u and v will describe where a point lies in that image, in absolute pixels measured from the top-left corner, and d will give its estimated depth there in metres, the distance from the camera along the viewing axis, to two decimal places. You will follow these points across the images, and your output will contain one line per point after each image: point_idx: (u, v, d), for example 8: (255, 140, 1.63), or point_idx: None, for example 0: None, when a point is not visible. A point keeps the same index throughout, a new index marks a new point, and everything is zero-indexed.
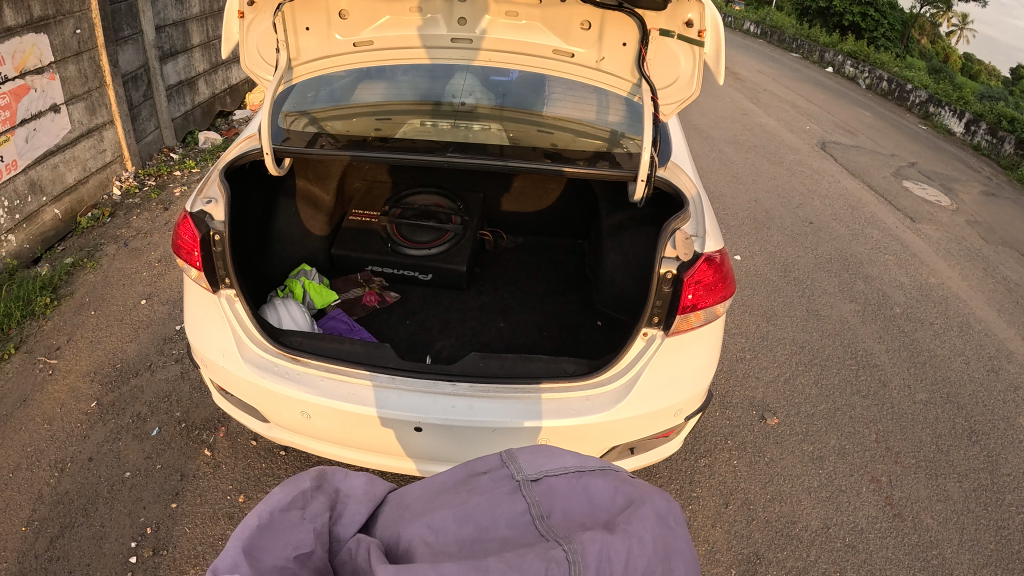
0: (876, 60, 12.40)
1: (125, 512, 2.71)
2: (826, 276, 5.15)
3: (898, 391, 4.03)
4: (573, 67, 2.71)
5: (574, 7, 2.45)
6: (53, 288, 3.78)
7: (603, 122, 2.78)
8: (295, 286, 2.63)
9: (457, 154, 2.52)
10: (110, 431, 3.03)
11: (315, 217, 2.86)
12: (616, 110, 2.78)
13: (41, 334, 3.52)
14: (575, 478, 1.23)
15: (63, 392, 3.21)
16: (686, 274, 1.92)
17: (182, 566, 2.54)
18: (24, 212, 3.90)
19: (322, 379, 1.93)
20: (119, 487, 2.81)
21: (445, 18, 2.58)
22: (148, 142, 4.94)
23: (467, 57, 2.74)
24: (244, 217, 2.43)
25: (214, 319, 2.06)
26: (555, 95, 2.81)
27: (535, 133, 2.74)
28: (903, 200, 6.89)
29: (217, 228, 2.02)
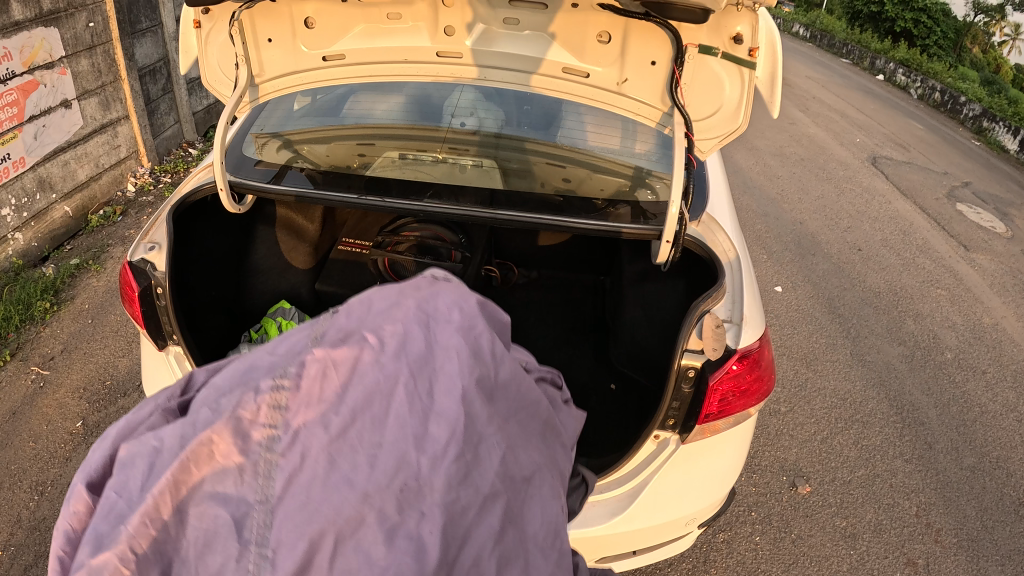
0: (928, 69, 11.73)
1: None
2: (873, 313, 4.78)
3: (943, 455, 3.69)
4: (590, 89, 2.17)
5: (590, 14, 1.93)
6: (55, 291, 3.67)
7: (626, 156, 2.25)
8: (271, 328, 2.43)
9: (440, 201, 2.14)
10: None
11: (294, 247, 2.64)
12: (644, 141, 2.25)
13: (42, 343, 3.41)
14: (361, 295, 1.13)
15: (52, 408, 3.09)
16: (712, 375, 1.55)
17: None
18: (33, 210, 3.78)
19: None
20: None
21: (428, 26, 2.12)
22: (167, 136, 4.81)
23: (451, 71, 2.24)
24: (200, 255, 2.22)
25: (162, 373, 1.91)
26: (569, 122, 2.28)
27: (544, 166, 2.26)
28: (957, 226, 6.41)
29: (160, 278, 1.81)
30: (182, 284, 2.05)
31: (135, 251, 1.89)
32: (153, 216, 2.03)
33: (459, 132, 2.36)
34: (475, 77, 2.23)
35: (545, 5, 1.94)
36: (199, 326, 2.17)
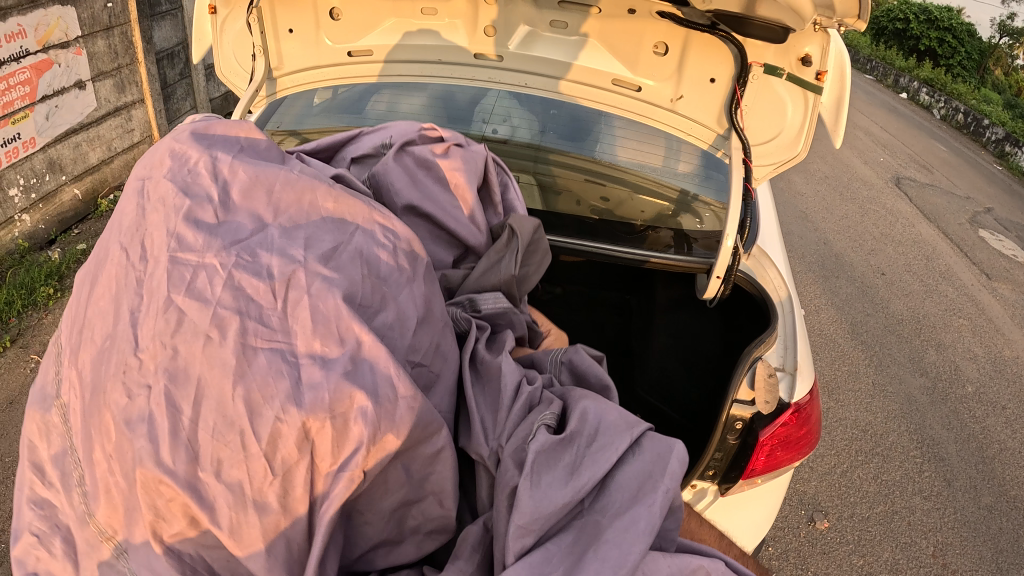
0: (952, 89, 11.57)
1: None
2: (894, 341, 4.67)
3: (962, 493, 3.58)
4: (641, 104, 2.07)
5: (648, 23, 1.85)
6: (60, 277, 3.57)
7: (669, 176, 2.11)
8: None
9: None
10: None
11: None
12: (688, 159, 2.10)
13: (47, 329, 3.31)
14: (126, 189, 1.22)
15: None
16: (762, 430, 1.49)
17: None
18: (41, 192, 3.68)
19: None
20: None
21: (466, 25, 2.03)
22: (182, 121, 4.71)
23: (492, 74, 2.14)
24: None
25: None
26: (611, 136, 2.14)
27: (582, 183, 2.13)
28: (979, 252, 6.27)
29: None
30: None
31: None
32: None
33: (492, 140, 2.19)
34: (518, 83, 2.14)
35: (597, 9, 1.86)
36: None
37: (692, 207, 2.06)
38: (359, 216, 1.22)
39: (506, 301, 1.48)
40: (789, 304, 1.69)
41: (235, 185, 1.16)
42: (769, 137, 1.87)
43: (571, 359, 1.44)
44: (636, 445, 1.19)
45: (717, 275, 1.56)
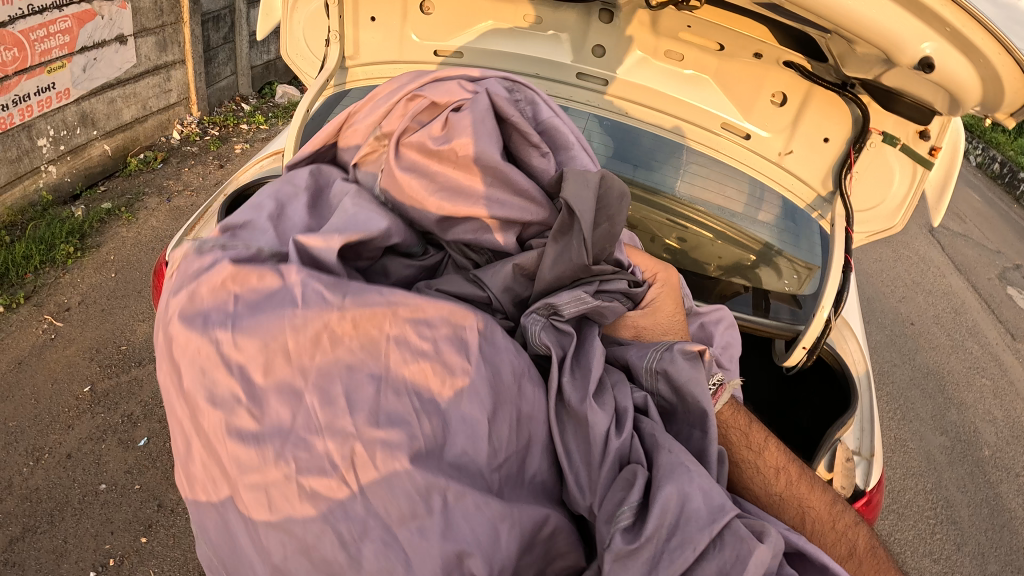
0: (991, 137, 11.37)
1: (91, 533, 2.40)
2: (917, 396, 4.56)
3: (973, 562, 3.49)
4: (745, 151, 1.96)
5: (771, 70, 1.77)
6: (81, 236, 3.46)
7: (749, 227, 2.01)
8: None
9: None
10: (97, 427, 2.71)
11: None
12: (768, 208, 2.00)
13: (65, 290, 3.21)
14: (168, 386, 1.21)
15: (59, 365, 2.89)
16: None
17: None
18: (71, 145, 3.57)
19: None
20: (91, 499, 2.49)
21: (573, 41, 1.94)
22: (220, 86, 4.59)
23: (592, 96, 2.02)
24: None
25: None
26: (698, 176, 2.03)
27: (663, 224, 2.05)
28: (1008, 311, 6.14)
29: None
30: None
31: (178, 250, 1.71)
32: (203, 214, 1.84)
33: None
34: (617, 110, 2.01)
35: (718, 45, 1.78)
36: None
37: (772, 261, 1.99)
38: (382, 320, 1.17)
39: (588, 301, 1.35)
40: (869, 382, 1.64)
41: (247, 365, 1.12)
42: (869, 205, 1.85)
43: (665, 372, 1.33)
44: (718, 536, 1.07)
45: (803, 344, 1.58)
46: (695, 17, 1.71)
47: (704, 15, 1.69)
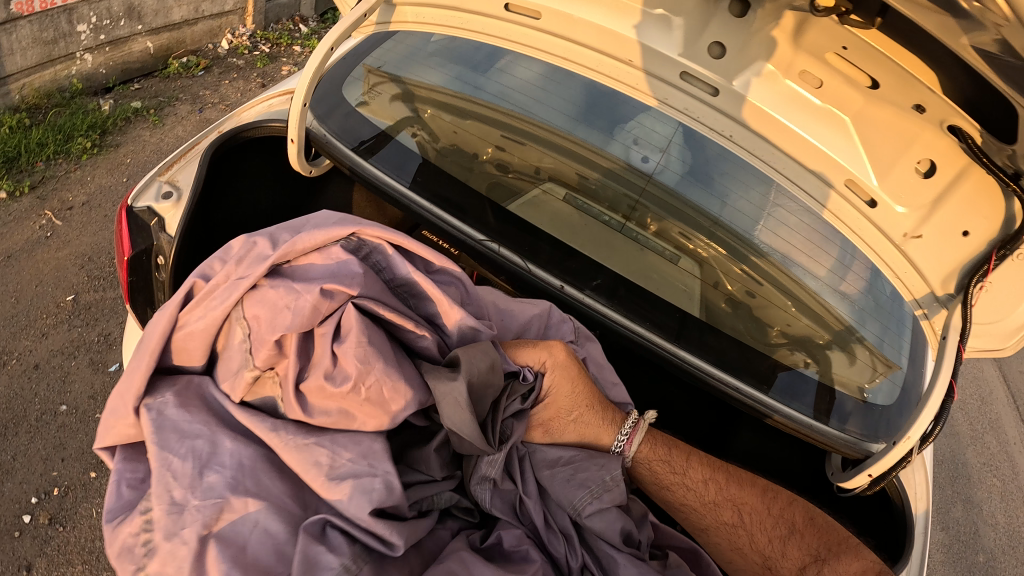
0: None
1: (41, 456, 2.23)
2: None
3: None
4: (865, 224, 1.39)
5: (927, 129, 1.26)
6: (102, 132, 3.28)
7: (829, 293, 1.50)
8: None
9: (599, 297, 1.57)
10: (72, 341, 2.52)
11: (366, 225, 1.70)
12: (854, 278, 1.48)
13: (76, 187, 3.04)
14: None
15: (47, 266, 2.73)
16: None
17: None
18: (112, 36, 3.40)
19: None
20: (49, 418, 2.31)
21: (689, 28, 1.28)
22: (280, 4, 4.33)
23: (670, 107, 1.39)
24: (247, 212, 1.59)
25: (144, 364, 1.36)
26: (795, 228, 1.47)
27: (733, 274, 1.53)
28: None
29: (162, 240, 1.27)
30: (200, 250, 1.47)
31: (143, 195, 1.33)
32: (187, 151, 1.43)
33: (641, 179, 1.58)
34: (706, 129, 1.37)
35: (869, 79, 1.22)
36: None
37: (846, 344, 1.50)
38: None
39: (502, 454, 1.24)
40: (926, 525, 1.47)
41: None
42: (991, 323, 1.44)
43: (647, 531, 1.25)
44: None
45: (869, 472, 1.38)
46: (860, 40, 1.17)
47: (871, 40, 1.16)
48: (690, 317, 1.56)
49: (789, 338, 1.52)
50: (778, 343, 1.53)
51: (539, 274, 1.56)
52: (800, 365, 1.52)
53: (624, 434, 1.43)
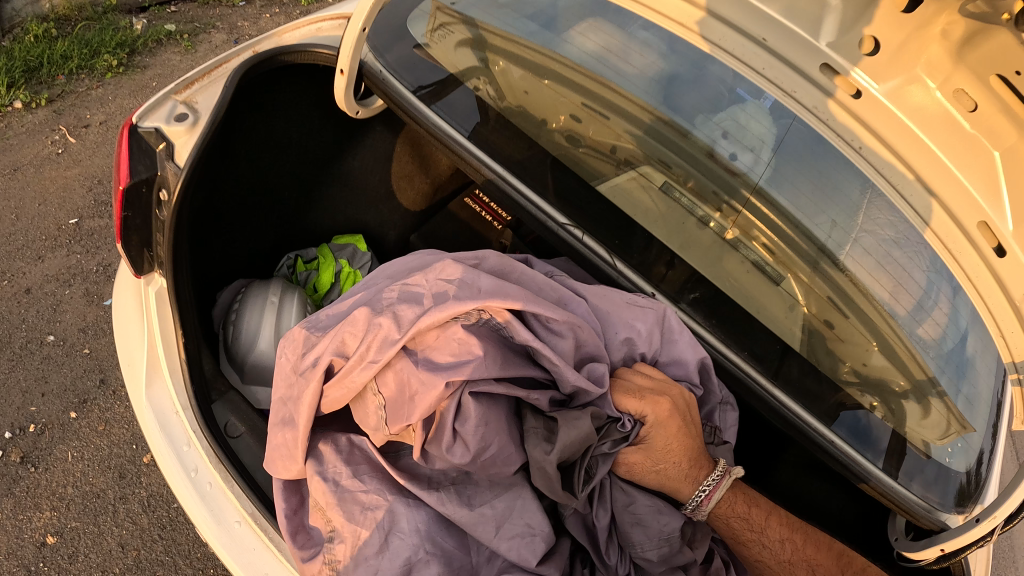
0: None
1: (20, 388, 2.06)
2: None
3: None
4: (985, 272, 0.90)
5: None
6: (130, 51, 3.07)
7: (915, 340, 1.02)
8: (326, 271, 1.32)
9: (696, 311, 1.14)
10: (68, 268, 2.33)
11: (411, 177, 1.42)
12: (935, 323, 1.02)
13: (102, 107, 2.84)
14: None
15: (53, 185, 2.55)
16: None
17: (42, 526, 1.85)
18: None
19: (236, 522, 0.97)
20: (33, 348, 2.14)
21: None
22: None
23: (802, 107, 0.91)
24: (285, 147, 1.25)
25: (134, 317, 1.09)
26: (902, 253, 0.98)
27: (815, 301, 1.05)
28: None
29: (167, 172, 0.96)
30: (209, 188, 1.13)
31: (153, 111, 0.98)
32: (212, 66, 1.07)
33: (751, 183, 1.03)
34: (835, 138, 0.91)
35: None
36: (218, 249, 1.23)
37: (925, 398, 1.05)
38: None
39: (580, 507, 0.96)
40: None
41: None
42: None
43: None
44: None
45: (941, 547, 1.03)
46: None
47: None
48: (790, 352, 1.10)
49: (862, 375, 1.07)
50: (849, 377, 1.08)
51: (620, 270, 1.16)
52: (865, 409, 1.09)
53: (705, 486, 1.06)
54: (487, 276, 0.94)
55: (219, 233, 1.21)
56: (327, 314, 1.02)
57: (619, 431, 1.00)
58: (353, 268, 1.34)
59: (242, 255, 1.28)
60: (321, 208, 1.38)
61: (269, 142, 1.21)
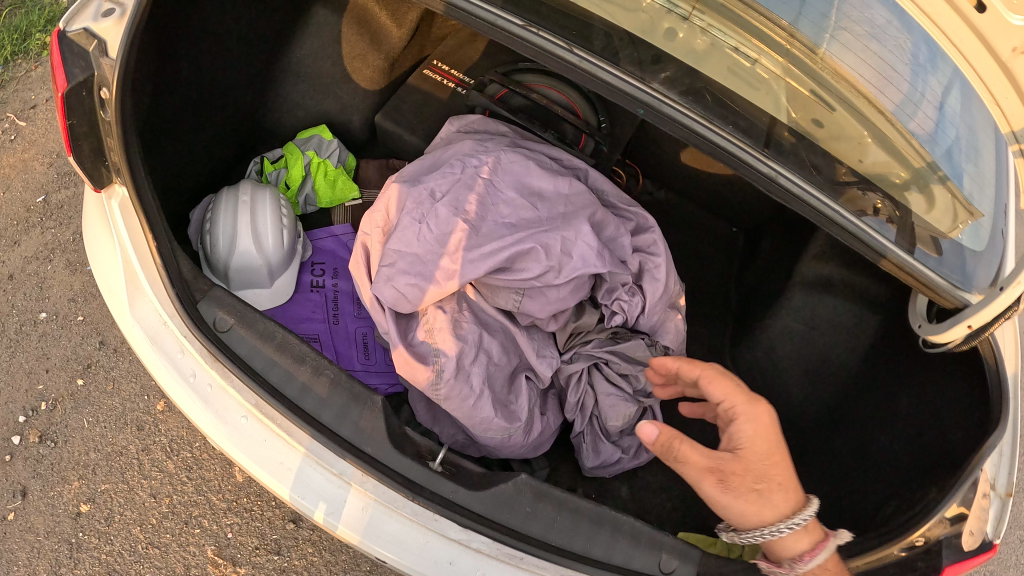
0: None
1: (23, 369, 1.68)
2: None
3: None
4: (969, 35, 0.96)
5: None
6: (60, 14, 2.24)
7: (914, 133, 0.96)
8: (296, 165, 1.28)
9: (669, 91, 0.88)
10: (22, 235, 1.83)
11: (365, 55, 1.35)
12: (928, 111, 0.97)
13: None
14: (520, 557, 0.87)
15: (11, 171, 1.92)
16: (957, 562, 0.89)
17: (74, 498, 1.56)
18: None
19: (243, 417, 0.89)
20: (30, 329, 1.72)
21: None
22: None
23: None
24: (226, 42, 1.14)
25: (99, 229, 0.98)
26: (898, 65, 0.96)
27: (807, 98, 0.94)
28: None
29: (105, 67, 0.86)
30: (159, 93, 1.03)
31: (79, 13, 0.88)
32: None
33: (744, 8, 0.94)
34: None
35: None
36: (191, 157, 1.17)
37: (929, 186, 0.96)
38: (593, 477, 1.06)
39: (580, 366, 1.02)
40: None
41: None
42: None
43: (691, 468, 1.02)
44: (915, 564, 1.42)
45: (966, 325, 0.89)
46: None
47: None
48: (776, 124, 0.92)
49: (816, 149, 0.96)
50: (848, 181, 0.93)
51: (577, 53, 0.87)
52: (872, 213, 0.92)
53: (793, 523, 0.86)
54: (541, 227, 0.90)
55: (184, 142, 1.14)
56: (472, 202, 0.90)
57: (613, 329, 1.02)
58: (323, 158, 1.31)
59: (210, 164, 1.23)
60: (278, 108, 1.32)
61: (208, 37, 1.10)
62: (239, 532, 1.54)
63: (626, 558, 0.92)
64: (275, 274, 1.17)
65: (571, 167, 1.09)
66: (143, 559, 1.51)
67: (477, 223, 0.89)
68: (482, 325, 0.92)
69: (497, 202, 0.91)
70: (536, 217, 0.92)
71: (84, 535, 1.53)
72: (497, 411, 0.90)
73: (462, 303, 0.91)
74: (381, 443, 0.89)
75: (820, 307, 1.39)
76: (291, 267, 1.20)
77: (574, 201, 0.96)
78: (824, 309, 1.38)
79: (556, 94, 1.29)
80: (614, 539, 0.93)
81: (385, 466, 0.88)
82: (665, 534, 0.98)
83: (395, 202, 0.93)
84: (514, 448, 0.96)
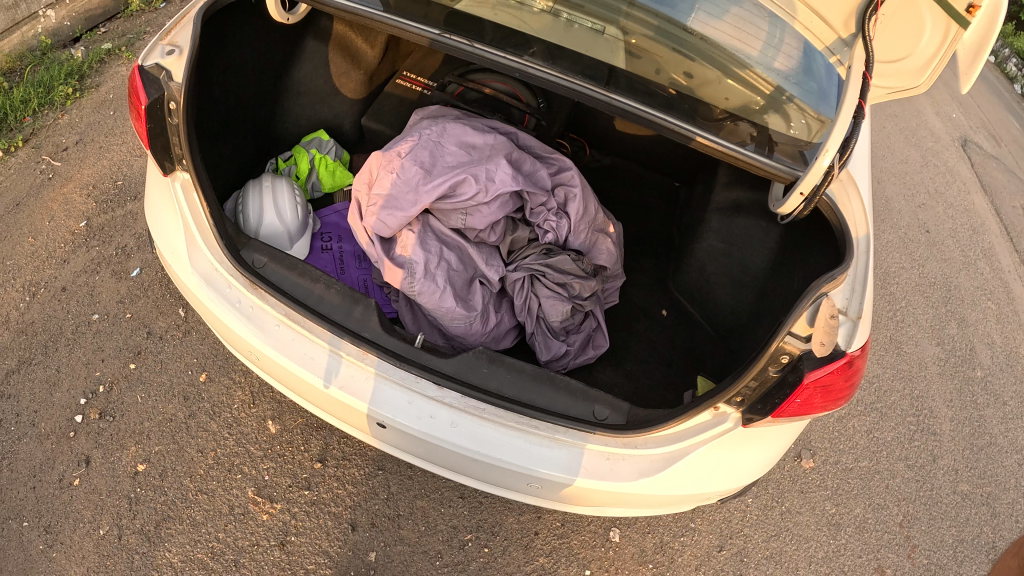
0: None
1: (81, 360, 1.94)
2: None
3: None
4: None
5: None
6: (80, 76, 2.61)
7: (774, 68, 1.29)
8: (302, 160, 1.68)
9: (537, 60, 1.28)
10: (69, 253, 2.15)
11: (348, 72, 1.75)
12: (789, 49, 1.27)
13: (105, 80, 2.62)
14: (484, 408, 1.20)
15: (55, 203, 2.26)
16: (810, 373, 1.13)
17: (133, 459, 1.79)
18: None
19: (277, 325, 1.24)
20: (84, 328, 2.00)
21: None
22: None
23: None
24: (245, 69, 1.50)
25: (164, 207, 1.34)
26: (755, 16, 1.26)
27: (669, 56, 1.30)
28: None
29: (173, 88, 1.23)
30: (203, 109, 1.41)
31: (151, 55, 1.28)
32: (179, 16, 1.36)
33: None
34: None
35: None
36: (226, 158, 1.55)
37: (779, 108, 1.30)
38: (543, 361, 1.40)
39: (522, 274, 1.37)
40: (870, 248, 1.31)
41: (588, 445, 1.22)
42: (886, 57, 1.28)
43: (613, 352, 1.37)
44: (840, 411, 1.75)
45: (800, 191, 1.14)
46: None
47: None
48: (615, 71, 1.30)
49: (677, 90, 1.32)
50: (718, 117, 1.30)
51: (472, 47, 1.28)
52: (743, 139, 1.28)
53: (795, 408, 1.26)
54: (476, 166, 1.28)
55: (220, 148, 1.51)
56: (426, 155, 1.28)
57: (545, 245, 1.37)
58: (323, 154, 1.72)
59: (239, 164, 1.60)
60: (285, 119, 1.70)
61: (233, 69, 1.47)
62: (274, 474, 1.80)
63: (567, 407, 1.26)
64: (294, 239, 1.54)
65: (505, 133, 1.46)
66: (194, 503, 1.75)
67: (430, 168, 1.27)
68: (443, 242, 1.30)
69: (444, 154, 1.29)
70: (471, 160, 1.30)
71: (142, 489, 1.75)
72: (459, 302, 1.27)
73: (428, 228, 1.29)
74: (378, 330, 1.27)
75: (725, 228, 1.76)
76: (305, 235, 1.58)
77: (500, 149, 1.34)
78: (734, 229, 1.72)
79: (501, 85, 1.69)
80: (556, 394, 1.28)
81: (379, 345, 1.24)
82: (600, 394, 1.32)
83: (374, 164, 1.30)
84: (477, 335, 1.32)
